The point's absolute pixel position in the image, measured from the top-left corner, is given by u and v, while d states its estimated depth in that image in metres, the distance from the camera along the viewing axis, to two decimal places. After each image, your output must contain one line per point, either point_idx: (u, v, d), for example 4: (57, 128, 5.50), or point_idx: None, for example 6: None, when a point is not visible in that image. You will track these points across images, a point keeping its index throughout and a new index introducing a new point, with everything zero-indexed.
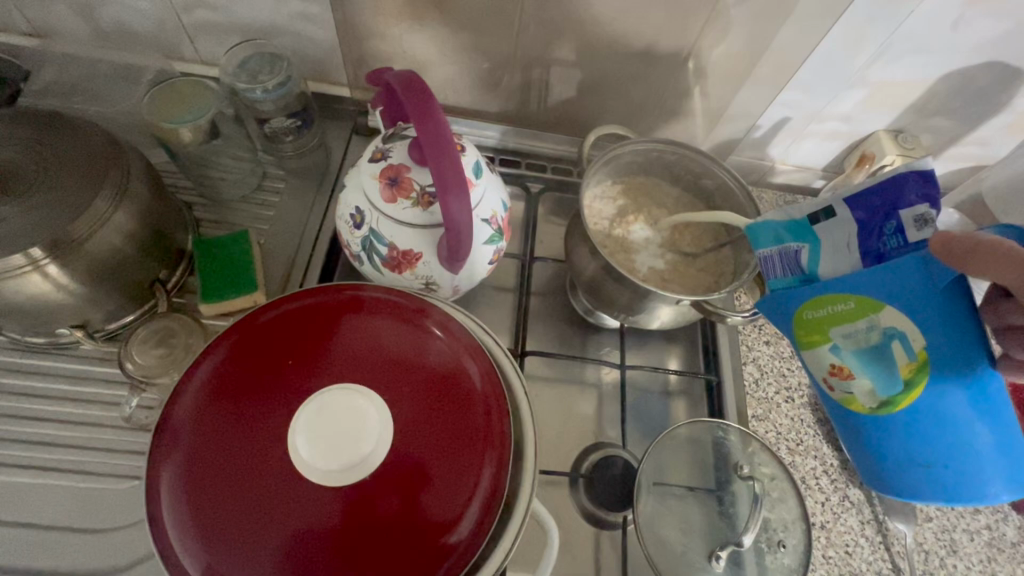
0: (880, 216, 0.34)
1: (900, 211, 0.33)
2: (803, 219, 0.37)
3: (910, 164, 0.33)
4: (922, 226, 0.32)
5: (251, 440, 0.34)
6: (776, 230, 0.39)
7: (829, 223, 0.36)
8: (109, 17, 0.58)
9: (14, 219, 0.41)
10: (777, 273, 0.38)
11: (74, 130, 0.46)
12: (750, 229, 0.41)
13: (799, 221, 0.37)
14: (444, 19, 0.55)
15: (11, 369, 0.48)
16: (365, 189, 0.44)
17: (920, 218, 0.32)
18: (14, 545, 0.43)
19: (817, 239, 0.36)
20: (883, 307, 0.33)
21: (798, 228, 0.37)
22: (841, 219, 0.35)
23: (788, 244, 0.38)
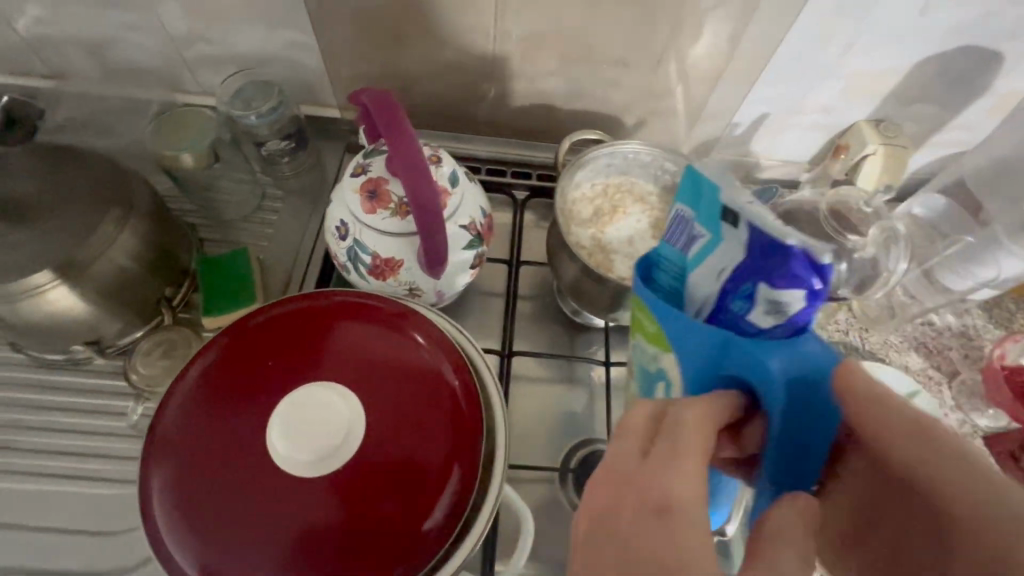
0: (755, 275, 0.30)
1: (767, 286, 0.29)
2: (722, 206, 0.31)
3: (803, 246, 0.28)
4: (770, 311, 0.30)
5: (236, 443, 0.36)
6: (704, 196, 0.32)
7: (731, 236, 0.31)
8: (117, 55, 0.62)
9: (29, 244, 0.45)
10: (671, 240, 0.35)
11: (83, 160, 0.50)
12: (688, 171, 0.33)
13: (717, 208, 0.31)
14: (424, 38, 0.58)
15: (33, 384, 0.52)
16: (348, 203, 0.46)
17: (773, 305, 0.30)
18: (37, 546, 0.46)
19: (719, 240, 0.31)
20: (667, 352, 0.35)
21: (712, 215, 0.31)
22: (737, 243, 0.30)
23: (697, 223, 0.32)
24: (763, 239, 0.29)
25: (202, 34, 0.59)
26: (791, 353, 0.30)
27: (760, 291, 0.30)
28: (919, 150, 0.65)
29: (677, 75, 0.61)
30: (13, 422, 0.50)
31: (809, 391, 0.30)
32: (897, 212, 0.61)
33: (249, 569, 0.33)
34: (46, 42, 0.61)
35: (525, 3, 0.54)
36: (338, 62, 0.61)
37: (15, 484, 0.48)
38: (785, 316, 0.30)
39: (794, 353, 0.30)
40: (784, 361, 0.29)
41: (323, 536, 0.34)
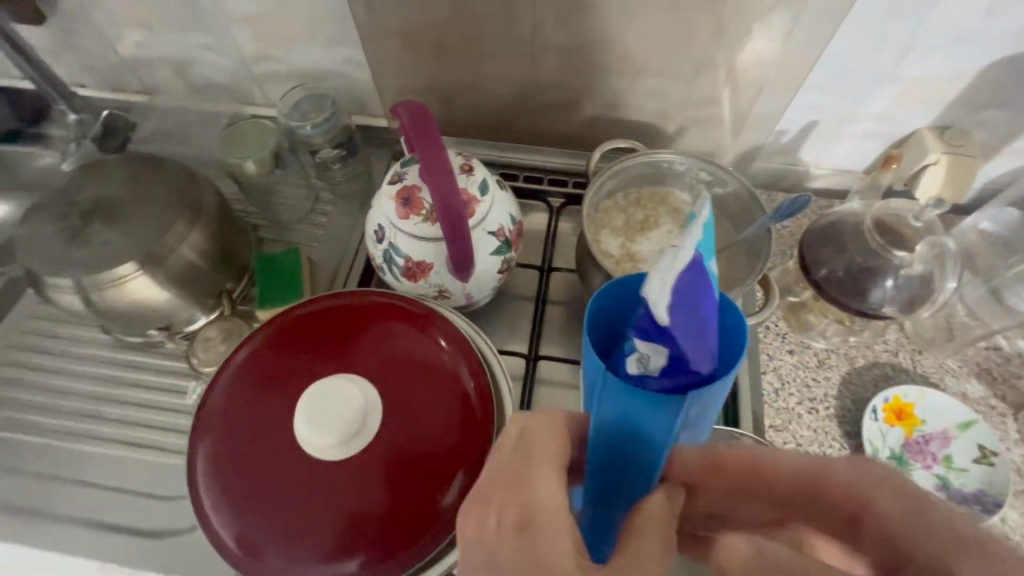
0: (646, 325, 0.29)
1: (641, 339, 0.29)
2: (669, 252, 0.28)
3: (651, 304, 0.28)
4: (641, 362, 0.29)
5: (271, 425, 0.40)
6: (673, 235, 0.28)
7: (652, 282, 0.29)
8: (198, 73, 0.70)
9: (118, 241, 0.52)
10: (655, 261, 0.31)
11: (163, 168, 0.57)
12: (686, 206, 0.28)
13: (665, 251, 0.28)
14: (465, 52, 0.61)
15: (116, 362, 0.60)
16: (384, 208, 0.49)
17: (643, 359, 0.29)
18: (111, 504, 0.53)
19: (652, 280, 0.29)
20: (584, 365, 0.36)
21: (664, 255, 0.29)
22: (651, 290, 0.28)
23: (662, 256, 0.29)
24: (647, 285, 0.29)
25: (268, 53, 0.65)
26: (624, 400, 0.29)
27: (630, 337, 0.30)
28: (992, 160, 0.60)
29: (724, 75, 0.58)
30: (98, 395, 0.58)
31: (635, 432, 0.30)
32: (960, 227, 0.59)
33: (273, 539, 0.37)
34: (140, 62, 0.70)
35: (561, 16, 0.55)
36: (386, 76, 0.65)
37: (98, 449, 0.55)
38: (651, 372, 0.29)
39: (629, 401, 0.29)
40: (618, 403, 0.29)
41: (340, 517, 0.37)
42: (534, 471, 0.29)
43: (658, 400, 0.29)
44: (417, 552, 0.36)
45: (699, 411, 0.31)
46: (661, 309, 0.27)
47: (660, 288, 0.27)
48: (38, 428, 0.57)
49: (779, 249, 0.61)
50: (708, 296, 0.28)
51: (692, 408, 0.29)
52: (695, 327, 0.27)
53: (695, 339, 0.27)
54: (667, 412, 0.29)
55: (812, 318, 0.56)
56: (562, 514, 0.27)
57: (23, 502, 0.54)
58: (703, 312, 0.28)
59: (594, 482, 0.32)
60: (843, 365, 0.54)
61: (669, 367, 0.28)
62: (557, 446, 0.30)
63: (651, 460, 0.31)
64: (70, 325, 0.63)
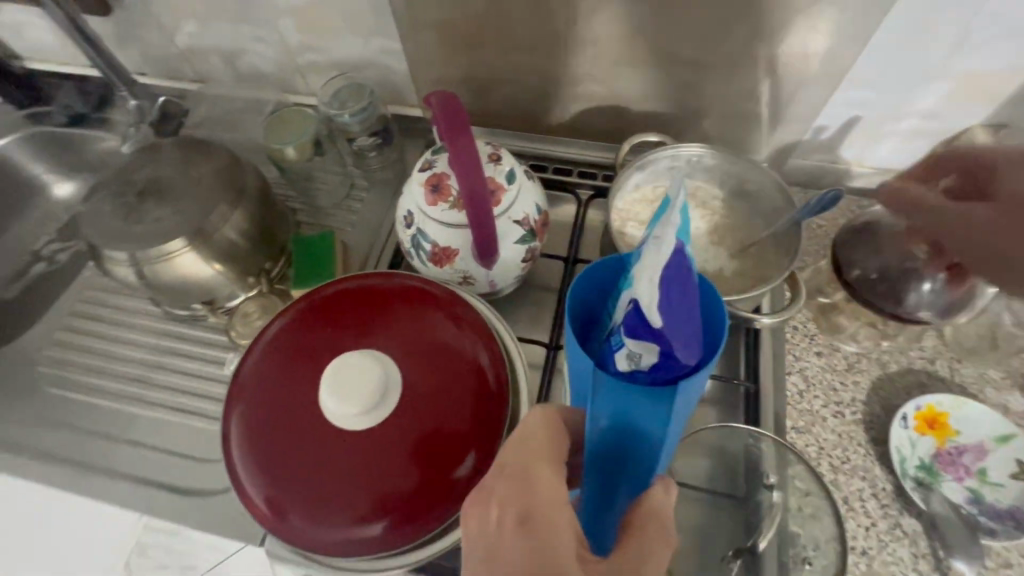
0: (634, 326, 0.29)
1: (630, 339, 0.30)
2: (651, 249, 0.28)
3: (641, 308, 0.28)
4: (631, 360, 0.30)
5: (297, 397, 0.42)
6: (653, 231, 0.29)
7: (636, 281, 0.29)
8: (247, 62, 0.74)
9: (168, 218, 0.56)
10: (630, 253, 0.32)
11: (211, 152, 0.61)
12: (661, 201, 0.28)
13: (647, 248, 0.29)
14: (499, 44, 0.62)
15: (164, 333, 0.64)
16: (413, 194, 0.51)
17: (634, 356, 0.30)
18: (153, 462, 0.57)
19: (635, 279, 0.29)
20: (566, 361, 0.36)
21: (644, 251, 0.29)
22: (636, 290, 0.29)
23: (641, 252, 0.30)
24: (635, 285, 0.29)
25: (311, 44, 0.68)
26: (618, 395, 0.31)
27: (619, 335, 0.31)
28: None
29: (764, 67, 0.56)
30: (147, 362, 0.62)
31: (630, 425, 0.32)
32: None
33: (298, 501, 0.39)
34: (195, 52, 0.74)
35: (595, 8, 0.55)
36: (421, 67, 0.66)
37: (146, 412, 0.59)
38: (642, 366, 0.30)
39: (624, 396, 0.31)
40: (611, 398, 0.31)
41: (360, 484, 0.40)
42: (533, 469, 0.30)
43: (651, 393, 0.30)
44: (433, 520, 0.39)
45: (693, 399, 0.32)
46: (653, 313, 0.28)
47: (650, 290, 0.28)
48: (94, 389, 0.62)
49: (812, 249, 0.59)
50: (688, 289, 0.29)
51: (686, 399, 0.31)
52: (683, 322, 0.29)
53: (684, 335, 0.29)
54: (660, 405, 0.30)
55: (843, 321, 0.54)
56: (560, 511, 0.29)
57: (75, 457, 0.58)
58: (687, 307, 0.29)
59: (593, 476, 0.33)
60: (873, 370, 0.53)
61: (661, 362, 0.30)
62: (551, 444, 0.32)
63: (648, 452, 0.32)
64: (125, 296, 0.68)
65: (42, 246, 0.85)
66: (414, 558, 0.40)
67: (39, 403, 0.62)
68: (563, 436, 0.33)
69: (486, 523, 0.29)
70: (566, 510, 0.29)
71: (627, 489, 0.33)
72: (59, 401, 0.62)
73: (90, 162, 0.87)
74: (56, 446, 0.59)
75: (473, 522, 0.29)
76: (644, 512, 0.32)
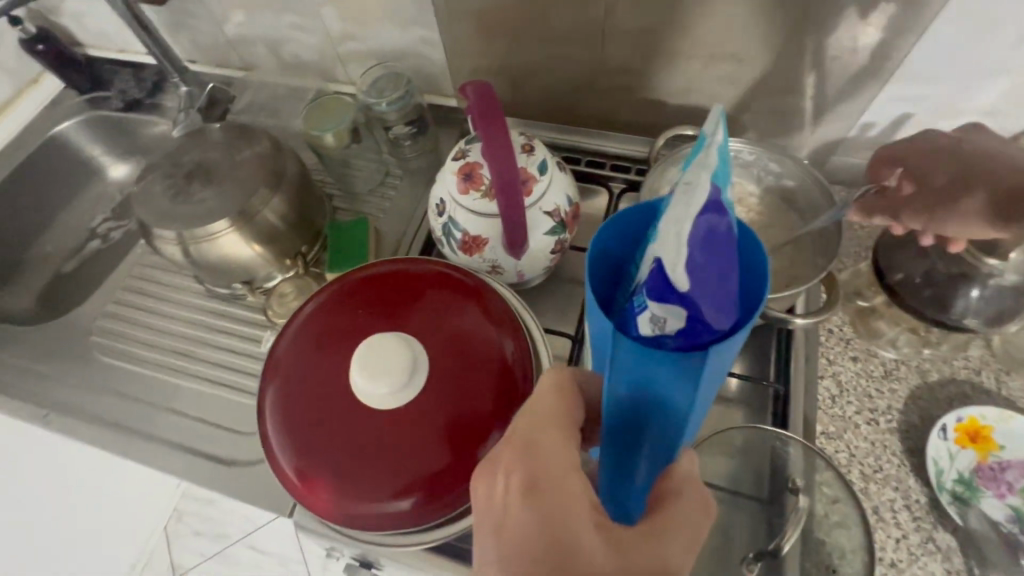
0: (663, 286, 0.30)
1: (657, 300, 0.31)
2: (684, 201, 0.29)
3: (668, 267, 0.30)
4: (656, 322, 0.31)
5: (329, 375, 0.44)
6: (688, 182, 0.29)
7: (667, 237, 0.30)
8: (290, 51, 0.76)
9: (213, 200, 0.58)
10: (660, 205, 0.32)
11: (254, 137, 0.63)
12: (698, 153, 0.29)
13: (680, 200, 0.30)
14: (536, 34, 0.61)
15: (207, 310, 0.67)
16: (446, 183, 0.52)
17: (658, 319, 0.31)
18: (193, 431, 0.60)
19: (665, 235, 0.30)
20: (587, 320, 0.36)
21: (677, 202, 0.30)
22: (667, 244, 0.30)
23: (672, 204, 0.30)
24: (663, 243, 0.30)
25: (353, 33, 0.70)
26: (640, 362, 0.31)
27: (643, 297, 0.32)
28: None
29: (811, 59, 0.54)
30: (190, 336, 0.66)
31: (652, 394, 0.32)
32: None
33: (328, 474, 0.41)
34: (242, 41, 0.77)
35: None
36: (458, 57, 0.67)
37: (187, 383, 0.63)
38: (667, 328, 0.31)
39: (647, 364, 0.31)
40: (633, 365, 0.31)
41: (387, 461, 0.41)
42: (539, 437, 0.33)
43: (675, 360, 0.31)
44: (456, 499, 0.41)
45: (721, 369, 0.32)
46: (679, 272, 0.29)
47: (678, 249, 0.29)
48: (141, 360, 0.66)
49: (852, 250, 0.57)
50: (720, 248, 0.29)
51: (712, 368, 0.31)
52: (712, 284, 0.29)
53: (711, 299, 0.29)
54: (685, 374, 0.31)
55: (883, 326, 0.52)
56: (569, 477, 0.31)
57: (121, 422, 0.62)
58: (717, 268, 0.29)
59: (611, 445, 0.34)
60: (913, 378, 0.51)
61: (685, 326, 0.31)
62: (562, 413, 0.34)
63: (669, 420, 0.33)
64: (171, 273, 0.71)
65: (97, 223, 0.91)
66: (435, 535, 0.41)
67: (90, 370, 0.66)
68: (573, 405, 0.35)
69: (495, 491, 0.32)
70: (576, 476, 0.31)
71: (649, 456, 0.34)
72: (109, 369, 0.66)
73: (143, 145, 0.91)
74: (103, 411, 0.63)
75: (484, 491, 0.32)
76: (675, 480, 0.32)
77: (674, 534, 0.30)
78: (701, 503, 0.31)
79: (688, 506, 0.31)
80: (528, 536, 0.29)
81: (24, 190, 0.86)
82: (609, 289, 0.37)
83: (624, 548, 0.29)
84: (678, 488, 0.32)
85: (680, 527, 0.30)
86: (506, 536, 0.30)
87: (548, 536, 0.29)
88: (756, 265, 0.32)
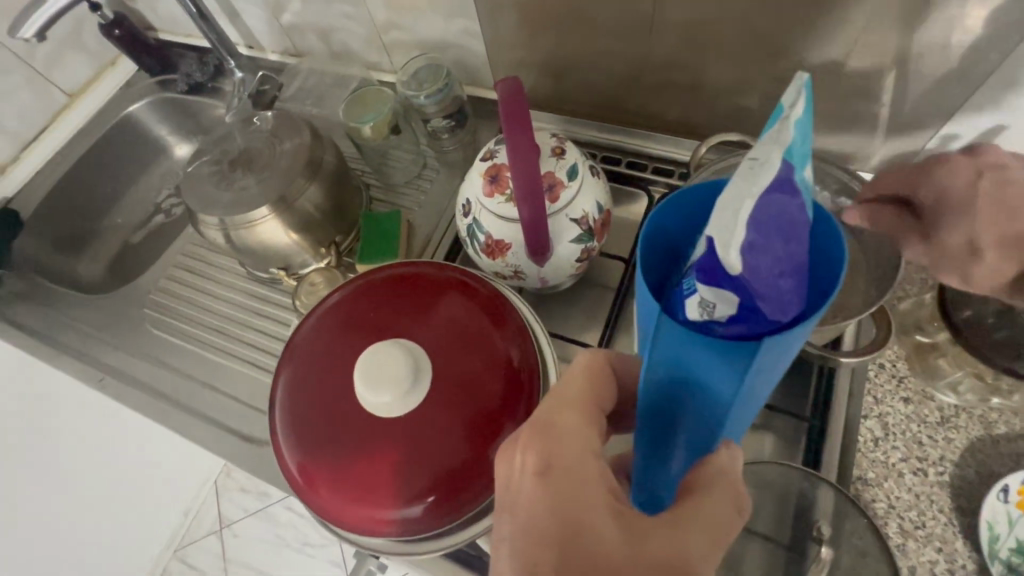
0: (716, 271, 0.27)
1: (706, 283, 0.28)
2: (749, 178, 0.25)
3: (719, 246, 0.26)
4: (705, 307, 0.28)
5: (338, 371, 0.45)
6: (755, 156, 0.25)
7: (722, 214, 0.26)
8: (340, 40, 0.77)
9: (253, 188, 0.61)
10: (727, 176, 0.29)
11: (295, 126, 0.64)
12: (772, 124, 0.25)
13: (743, 176, 0.26)
14: (581, 29, 0.58)
15: (249, 292, 0.70)
16: (473, 184, 0.51)
17: (707, 305, 0.28)
18: (225, 407, 0.63)
19: (719, 212, 0.27)
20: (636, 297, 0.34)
21: (740, 177, 0.26)
22: (723, 225, 0.26)
23: (734, 178, 0.26)
24: (717, 220, 0.27)
25: (397, 23, 0.69)
26: (682, 345, 0.29)
27: (693, 279, 0.29)
28: None
29: (887, 59, 0.48)
30: (231, 316, 0.69)
31: (691, 380, 0.30)
32: None
33: (325, 470, 0.42)
34: (295, 29, 0.79)
35: None
36: (500, 49, 0.65)
37: (224, 360, 0.66)
38: (717, 313, 0.28)
39: (689, 348, 0.29)
40: (675, 346, 0.30)
41: (384, 468, 0.41)
42: (559, 417, 0.32)
43: (724, 349, 0.28)
44: (448, 513, 0.40)
45: (773, 364, 0.29)
46: (732, 253, 0.26)
47: (734, 226, 0.25)
48: (185, 335, 0.70)
49: (916, 278, 0.51)
50: (783, 232, 0.25)
51: (763, 362, 0.28)
52: (768, 269, 0.26)
53: (769, 288, 0.26)
54: (731, 364, 0.29)
55: (944, 366, 0.46)
56: (585, 463, 0.30)
57: (163, 392, 0.66)
58: (780, 254, 0.25)
59: (644, 430, 0.32)
60: (974, 429, 0.45)
61: (738, 314, 0.28)
62: (588, 394, 0.33)
63: (709, 413, 0.31)
64: (218, 254, 0.75)
65: (161, 198, 0.96)
66: (421, 547, 0.41)
67: (143, 340, 0.72)
68: (607, 383, 0.34)
69: (513, 469, 0.31)
70: (594, 461, 0.30)
71: (684, 447, 0.32)
72: (158, 340, 0.71)
73: (204, 126, 0.96)
74: (148, 380, 0.67)
75: (502, 466, 0.31)
76: (709, 473, 0.30)
77: (696, 528, 0.29)
78: (735, 501, 0.30)
79: (718, 500, 0.29)
80: (538, 514, 0.29)
81: (99, 166, 0.93)
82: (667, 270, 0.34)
83: (639, 535, 0.28)
84: (710, 482, 0.30)
85: (705, 519, 0.29)
86: (519, 512, 0.29)
87: (556, 516, 0.28)
88: (829, 256, 0.29)
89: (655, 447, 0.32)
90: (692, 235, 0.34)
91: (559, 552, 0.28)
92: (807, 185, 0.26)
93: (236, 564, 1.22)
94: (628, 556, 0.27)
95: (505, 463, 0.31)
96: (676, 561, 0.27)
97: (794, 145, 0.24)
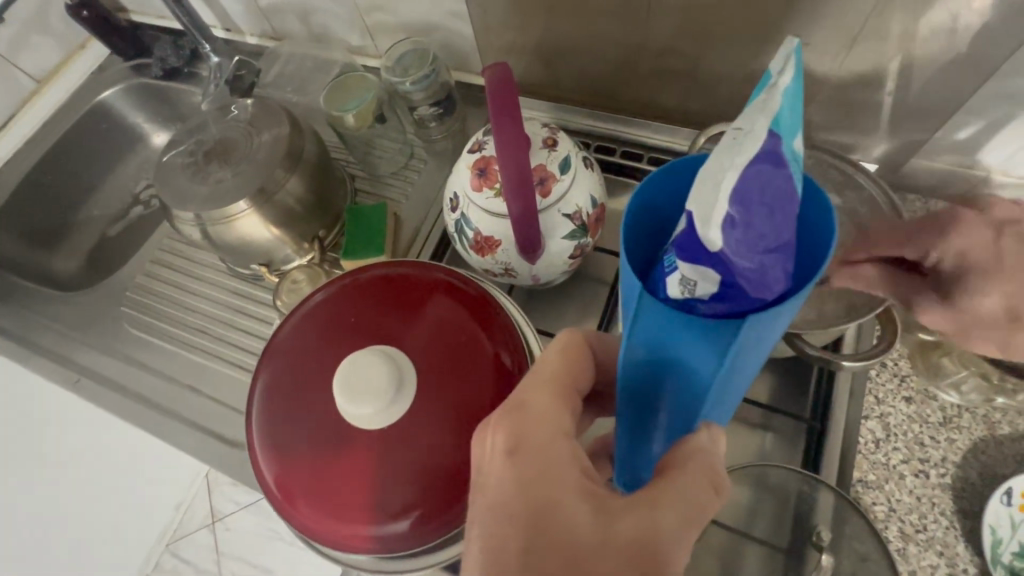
0: (697, 247, 0.25)
1: (687, 260, 0.26)
2: (732, 149, 0.24)
3: (699, 222, 0.24)
4: (686, 286, 0.26)
5: (320, 377, 0.43)
6: (739, 128, 0.24)
7: (704, 187, 0.25)
8: (321, 23, 0.73)
9: (230, 180, 0.57)
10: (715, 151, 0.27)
11: (274, 114, 0.61)
12: (759, 97, 0.24)
13: (727, 149, 0.24)
14: (573, 12, 0.55)
15: (230, 289, 0.68)
16: (460, 177, 0.48)
17: (687, 283, 0.26)
18: (208, 410, 0.61)
19: (702, 183, 0.25)
20: None
21: (725, 148, 0.25)
22: (706, 198, 0.24)
23: (716, 151, 0.25)
24: (698, 193, 0.25)
25: (382, 4, 0.66)
26: (664, 325, 0.27)
27: (673, 256, 0.27)
28: None
29: (895, 43, 0.45)
30: (213, 314, 0.67)
31: (670, 362, 0.28)
32: None
33: (304, 478, 0.40)
34: (273, 11, 0.75)
35: None
36: (488, 32, 0.62)
37: (206, 360, 0.64)
38: (698, 292, 0.26)
39: (669, 326, 0.27)
40: (655, 327, 0.28)
41: (364, 479, 0.39)
42: (532, 397, 0.31)
43: (705, 326, 0.27)
44: (435, 530, 0.38)
45: (758, 345, 0.27)
46: (712, 229, 0.24)
47: (715, 199, 0.24)
48: (164, 334, 0.67)
49: None
50: (772, 206, 0.23)
51: (746, 344, 0.26)
52: (750, 245, 0.24)
53: (751, 266, 0.24)
54: (713, 344, 0.27)
55: (947, 364, 0.44)
56: (555, 443, 0.29)
57: (142, 394, 0.63)
58: (767, 229, 0.24)
59: (626, 412, 0.31)
60: (976, 429, 0.44)
61: (719, 292, 0.26)
62: (563, 374, 0.32)
63: (688, 397, 0.29)
64: (198, 249, 0.72)
65: (140, 189, 0.93)
66: (401, 562, 0.40)
67: (121, 339, 0.69)
68: (584, 359, 0.33)
69: (484, 450, 0.30)
70: (564, 442, 0.29)
71: (666, 429, 0.30)
72: (137, 339, 0.68)
73: (181, 112, 0.92)
74: (126, 381, 0.65)
75: (474, 449, 0.30)
76: (685, 454, 0.29)
77: (671, 511, 0.27)
78: (711, 483, 0.28)
79: (694, 481, 0.28)
80: (509, 499, 0.28)
81: (73, 156, 0.90)
82: (654, 251, 0.32)
83: (611, 518, 0.27)
84: (685, 461, 0.28)
85: (678, 499, 0.27)
86: (488, 494, 0.28)
87: (527, 498, 0.27)
88: (820, 238, 0.27)
89: (636, 428, 0.31)
90: (673, 212, 0.32)
91: (526, 533, 0.27)
92: (798, 159, 0.24)
93: (230, 557, 1.20)
94: (598, 540, 0.26)
95: (475, 446, 0.30)
96: (651, 543, 0.26)
97: (778, 116, 0.23)
